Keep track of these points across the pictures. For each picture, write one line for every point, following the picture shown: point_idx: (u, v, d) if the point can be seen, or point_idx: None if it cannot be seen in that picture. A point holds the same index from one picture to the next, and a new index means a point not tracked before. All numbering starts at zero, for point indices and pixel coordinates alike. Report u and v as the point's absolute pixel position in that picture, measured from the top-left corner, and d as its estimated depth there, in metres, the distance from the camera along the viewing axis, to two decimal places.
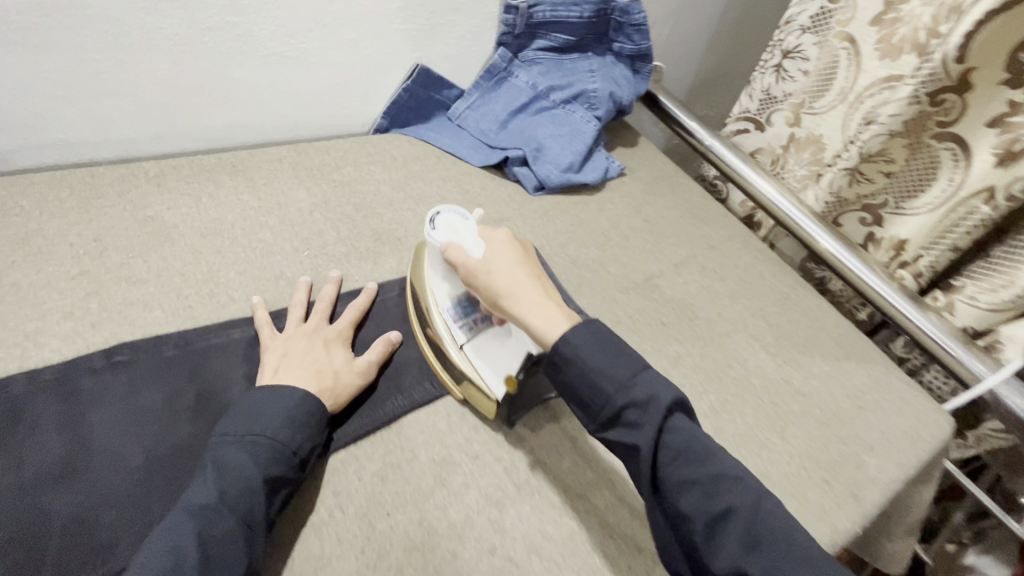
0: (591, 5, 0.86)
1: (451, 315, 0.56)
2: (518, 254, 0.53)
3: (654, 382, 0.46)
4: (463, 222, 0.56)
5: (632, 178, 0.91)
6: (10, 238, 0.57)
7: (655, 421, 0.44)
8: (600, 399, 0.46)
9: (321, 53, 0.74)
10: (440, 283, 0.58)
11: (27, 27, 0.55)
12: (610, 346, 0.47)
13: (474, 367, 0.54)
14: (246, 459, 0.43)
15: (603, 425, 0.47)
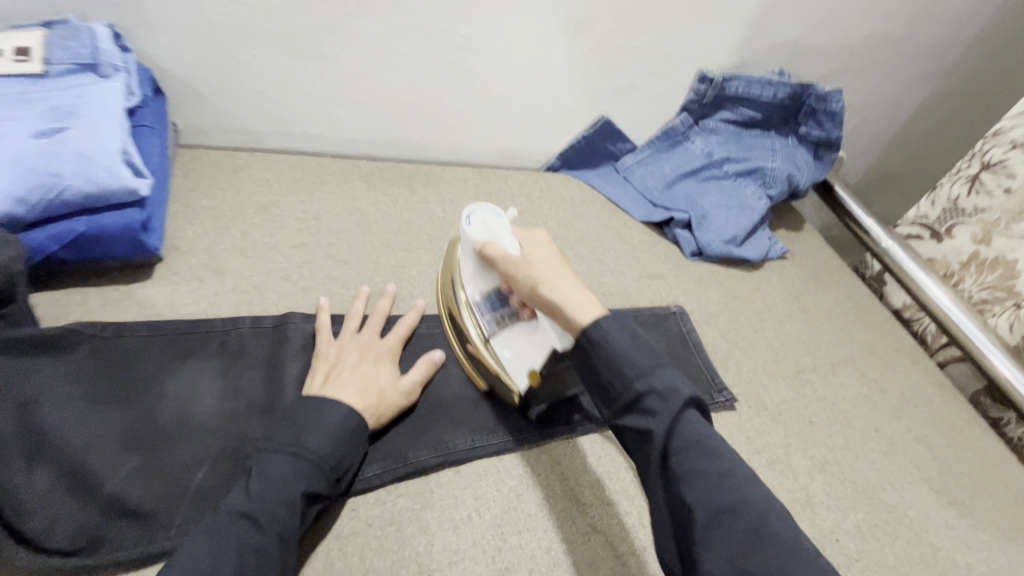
0: (788, 88, 0.86)
1: (481, 309, 0.56)
2: (551, 250, 0.51)
3: (677, 376, 0.43)
4: (498, 221, 0.55)
5: (794, 263, 0.88)
6: (254, 203, 0.69)
7: (669, 418, 0.41)
8: (617, 384, 0.43)
9: (523, 93, 0.81)
10: (470, 279, 0.57)
11: (312, 40, 0.69)
12: (640, 342, 0.44)
13: (500, 361, 0.55)
14: (289, 471, 0.42)
15: (617, 413, 0.44)
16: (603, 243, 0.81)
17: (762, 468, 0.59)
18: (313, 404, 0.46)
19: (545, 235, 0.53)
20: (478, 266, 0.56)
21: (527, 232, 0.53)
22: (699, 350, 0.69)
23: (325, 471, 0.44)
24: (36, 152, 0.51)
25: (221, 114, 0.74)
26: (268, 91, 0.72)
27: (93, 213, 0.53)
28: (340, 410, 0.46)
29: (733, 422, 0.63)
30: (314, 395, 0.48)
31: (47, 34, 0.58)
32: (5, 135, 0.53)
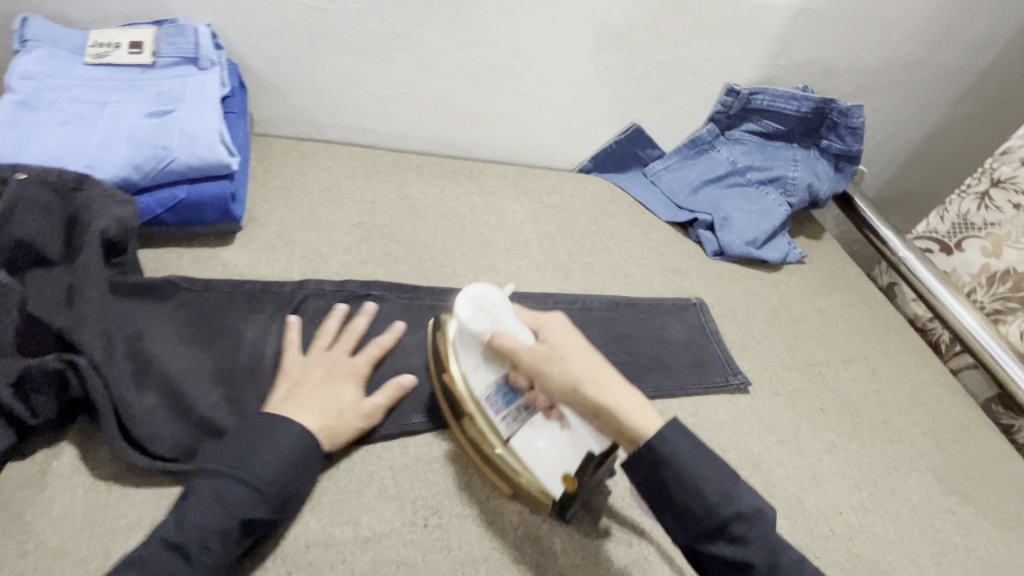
0: (811, 102, 0.91)
1: (491, 405, 0.50)
2: (570, 338, 0.49)
3: (752, 492, 0.44)
4: (500, 304, 0.52)
5: (813, 268, 0.92)
6: (319, 186, 0.77)
7: (762, 545, 0.42)
8: (704, 510, 0.43)
9: (562, 99, 0.88)
10: (473, 372, 0.51)
11: (378, 45, 0.77)
12: (716, 460, 0.44)
13: (523, 464, 0.49)
14: (221, 502, 0.43)
15: (697, 539, 0.44)
16: (631, 238, 0.87)
17: (772, 446, 0.64)
18: (263, 427, 0.47)
19: (557, 318, 0.51)
20: (482, 356, 0.51)
21: (535, 316, 0.52)
22: (717, 338, 0.74)
23: (267, 497, 0.44)
24: (151, 130, 0.61)
25: (292, 107, 0.83)
26: (335, 88, 0.81)
27: (192, 182, 0.62)
28: (296, 431, 0.47)
29: (747, 403, 0.68)
30: (271, 412, 0.49)
31: (158, 31, 0.67)
32: (125, 114, 0.63)
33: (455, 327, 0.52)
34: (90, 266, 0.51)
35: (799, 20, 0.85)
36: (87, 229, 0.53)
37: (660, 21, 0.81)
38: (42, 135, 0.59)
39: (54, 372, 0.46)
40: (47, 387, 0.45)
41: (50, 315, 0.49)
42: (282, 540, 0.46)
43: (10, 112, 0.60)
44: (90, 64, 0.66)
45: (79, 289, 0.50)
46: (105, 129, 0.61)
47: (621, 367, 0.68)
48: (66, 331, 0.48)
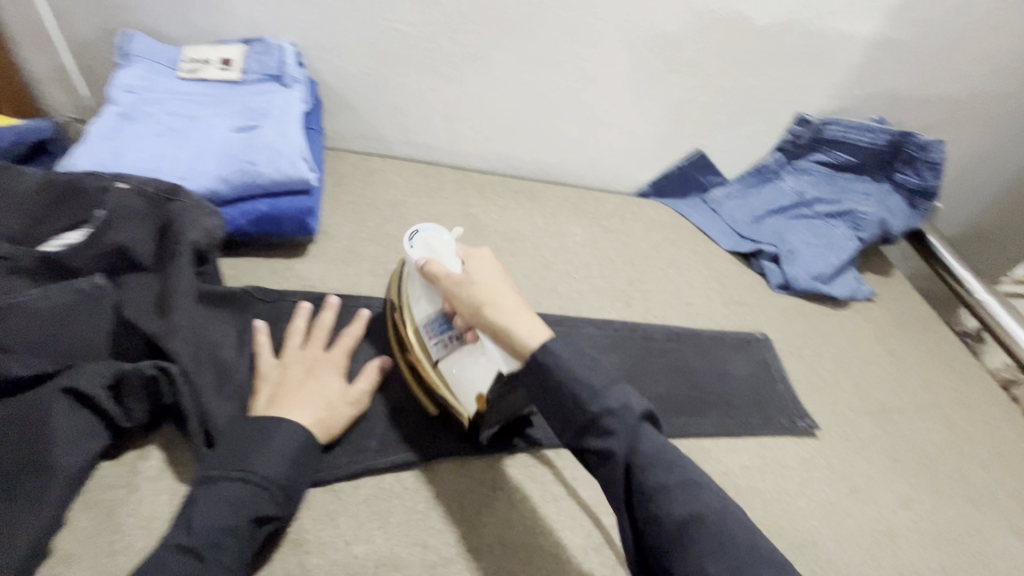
0: (886, 135, 0.87)
1: (429, 330, 0.53)
2: (492, 270, 0.51)
3: (629, 393, 0.44)
4: (441, 240, 0.55)
5: (883, 307, 0.88)
6: (387, 203, 0.79)
7: (626, 437, 0.42)
8: (573, 404, 0.43)
9: (626, 123, 0.88)
10: (417, 301, 0.55)
11: (451, 66, 0.79)
12: (588, 359, 0.45)
13: (446, 382, 0.52)
14: (231, 499, 0.42)
15: (577, 437, 0.43)
16: (692, 266, 0.85)
17: (843, 495, 0.61)
18: (258, 428, 0.46)
19: (489, 253, 0.53)
20: (426, 288, 0.55)
21: (469, 250, 0.54)
22: (783, 377, 0.71)
23: (272, 492, 0.44)
24: (239, 145, 0.64)
25: (363, 124, 0.85)
26: (406, 106, 0.83)
27: (272, 197, 0.64)
28: (290, 427, 0.47)
29: (815, 448, 0.65)
30: (260, 412, 0.48)
31: (247, 49, 0.70)
32: (215, 128, 0.66)
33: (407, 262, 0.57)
34: (183, 278, 0.53)
35: (879, 51, 0.82)
36: (180, 241, 0.55)
37: (732, 48, 0.80)
38: (139, 146, 0.63)
39: (150, 377, 0.47)
40: (141, 389, 0.47)
41: (146, 323, 0.51)
42: (352, 558, 0.46)
43: (111, 124, 0.63)
44: (183, 79, 0.69)
45: (172, 299, 0.52)
46: (197, 142, 0.64)
47: (685, 402, 0.66)
48: (159, 339, 0.50)
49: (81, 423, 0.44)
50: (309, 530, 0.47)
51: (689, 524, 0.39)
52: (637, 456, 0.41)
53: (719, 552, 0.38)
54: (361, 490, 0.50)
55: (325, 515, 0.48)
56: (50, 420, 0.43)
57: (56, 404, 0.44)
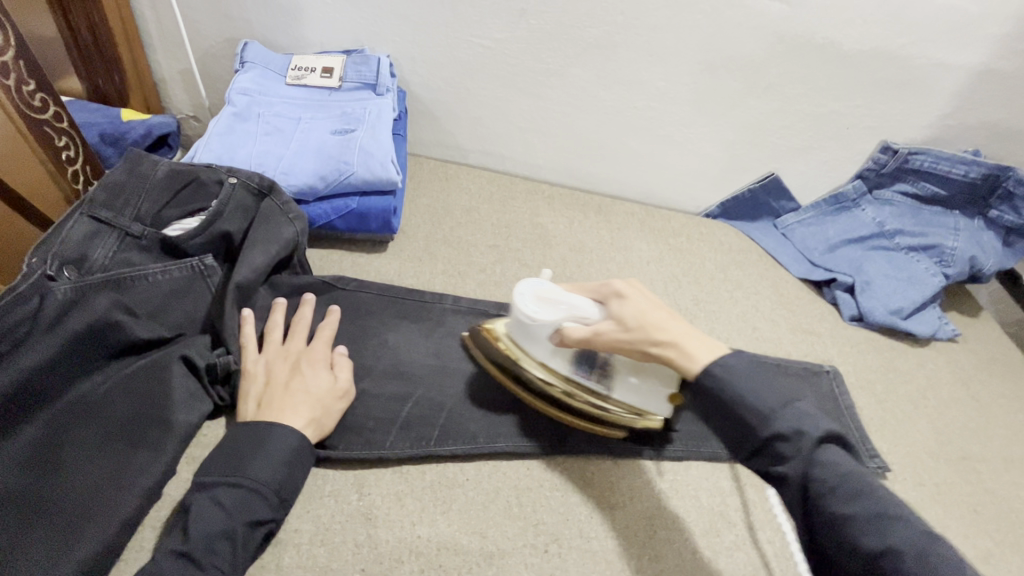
0: (982, 168, 0.83)
1: (580, 376, 0.54)
2: (636, 309, 0.48)
3: (803, 414, 0.41)
4: (548, 289, 0.52)
5: (967, 349, 0.83)
6: (461, 208, 0.83)
7: (801, 465, 0.40)
8: (742, 429, 0.42)
9: (701, 144, 0.88)
10: (552, 356, 0.54)
11: (531, 81, 0.82)
12: (756, 378, 0.43)
13: (631, 409, 0.54)
14: (222, 503, 0.42)
15: (747, 457, 0.43)
16: (760, 291, 0.83)
17: None
18: (249, 434, 0.46)
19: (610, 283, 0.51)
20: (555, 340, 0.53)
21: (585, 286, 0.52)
22: (853, 412, 0.68)
23: (268, 497, 0.44)
24: (336, 146, 0.69)
25: (443, 133, 0.90)
26: (484, 117, 0.87)
27: (363, 195, 0.69)
28: (284, 430, 0.46)
29: None
30: (251, 421, 0.47)
31: (346, 59, 0.76)
32: (315, 131, 0.72)
33: (518, 322, 0.54)
34: (253, 265, 0.58)
35: (977, 81, 0.79)
36: (264, 246, 0.59)
37: (818, 73, 0.79)
38: (250, 144, 0.70)
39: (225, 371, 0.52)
40: (223, 378, 0.52)
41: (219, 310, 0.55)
42: (416, 539, 0.48)
43: (227, 122, 0.70)
44: (289, 85, 0.76)
45: (242, 295, 0.57)
46: (298, 143, 0.70)
47: None
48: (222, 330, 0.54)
49: (191, 386, 0.50)
50: (379, 506, 0.50)
51: (888, 559, 0.36)
52: (813, 477, 0.39)
53: None
54: (426, 474, 0.52)
55: (394, 495, 0.51)
56: (167, 382, 0.49)
57: (173, 368, 0.50)
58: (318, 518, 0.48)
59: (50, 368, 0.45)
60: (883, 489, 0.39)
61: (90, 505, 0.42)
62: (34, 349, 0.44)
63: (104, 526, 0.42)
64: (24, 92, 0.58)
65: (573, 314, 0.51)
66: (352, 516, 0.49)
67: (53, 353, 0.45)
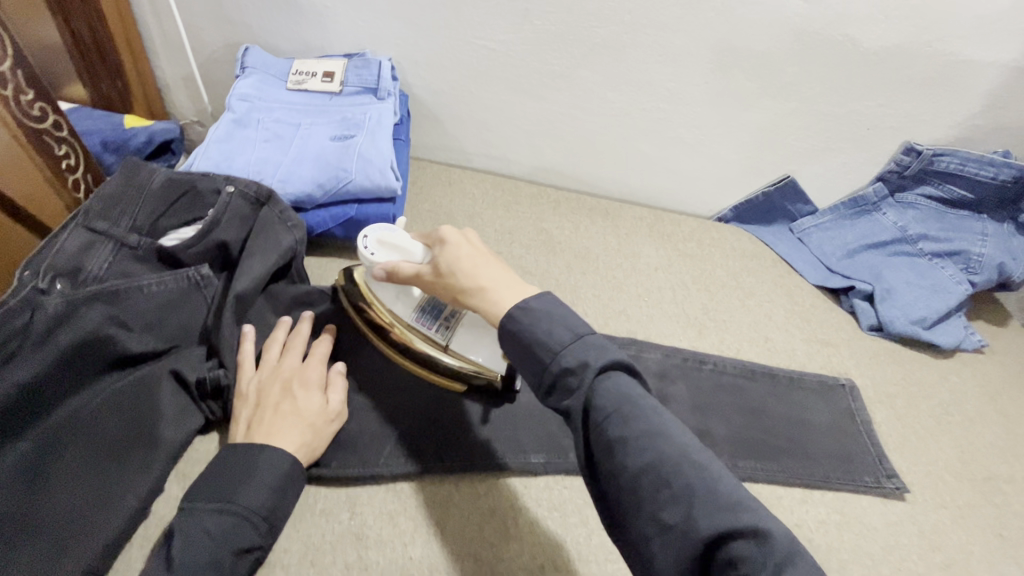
0: (1013, 170, 0.79)
1: (422, 324, 0.54)
2: (454, 254, 0.48)
3: (593, 346, 0.40)
4: (393, 234, 0.53)
5: (993, 361, 0.78)
6: (465, 214, 0.81)
7: (583, 396, 0.39)
8: (533, 365, 0.41)
9: (711, 145, 0.85)
10: (395, 300, 0.54)
11: (535, 83, 0.80)
12: (556, 315, 0.42)
13: (467, 360, 0.53)
14: (212, 532, 0.41)
15: (544, 396, 0.41)
16: (773, 299, 0.80)
17: (936, 568, 0.55)
18: (241, 458, 0.44)
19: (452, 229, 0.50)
20: (398, 286, 0.54)
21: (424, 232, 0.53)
22: (870, 429, 0.65)
23: (257, 524, 0.42)
24: (334, 153, 0.68)
25: (447, 137, 0.88)
26: (488, 120, 0.85)
27: (361, 202, 0.68)
28: (276, 454, 0.45)
29: (904, 511, 0.59)
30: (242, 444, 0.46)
31: (347, 63, 0.75)
32: (315, 137, 0.71)
33: (366, 267, 0.55)
34: (248, 275, 0.56)
35: (1008, 78, 0.74)
36: (264, 255, 0.58)
37: (837, 71, 0.75)
38: (248, 151, 0.69)
39: (218, 385, 0.51)
40: (214, 392, 0.51)
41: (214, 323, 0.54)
42: (408, 561, 0.47)
43: (226, 129, 0.70)
44: (289, 90, 0.75)
45: (239, 308, 0.55)
46: (297, 149, 0.69)
47: (756, 442, 0.61)
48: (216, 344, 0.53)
49: (182, 401, 0.50)
50: (370, 526, 0.48)
51: (649, 475, 0.36)
52: (591, 405, 0.39)
53: (677, 500, 0.35)
54: (421, 493, 0.51)
55: (388, 514, 0.49)
56: (157, 397, 0.48)
57: (163, 384, 0.49)
58: (308, 537, 0.47)
59: (38, 384, 0.44)
60: (656, 410, 0.39)
61: (76, 523, 0.42)
62: (23, 367, 0.44)
63: (91, 544, 0.41)
64: (23, 103, 0.58)
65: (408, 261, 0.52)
66: (343, 536, 0.47)
67: (40, 369, 0.44)
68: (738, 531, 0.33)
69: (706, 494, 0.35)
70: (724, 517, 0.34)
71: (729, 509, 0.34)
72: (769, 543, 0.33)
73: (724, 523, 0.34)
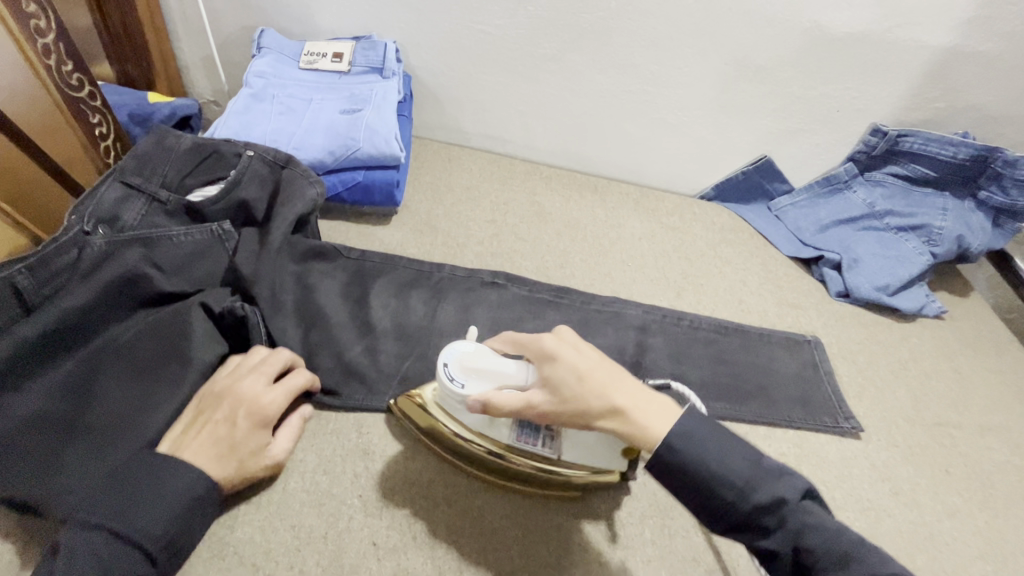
0: (971, 149, 0.85)
1: (527, 441, 0.50)
2: (574, 373, 0.46)
3: (775, 477, 0.43)
4: (474, 357, 0.50)
5: (953, 324, 0.85)
6: (463, 186, 0.88)
7: (789, 536, 0.42)
8: (720, 504, 0.43)
9: (694, 127, 0.91)
10: (490, 427, 0.51)
11: (529, 65, 0.86)
12: (723, 446, 0.44)
13: (580, 463, 0.51)
14: (98, 555, 0.39)
15: (729, 529, 0.44)
16: (749, 267, 0.86)
17: (884, 495, 0.62)
18: (152, 473, 0.43)
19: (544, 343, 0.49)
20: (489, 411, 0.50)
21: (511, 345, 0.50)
22: (831, 378, 0.71)
23: (152, 554, 0.41)
24: (344, 124, 0.74)
25: (447, 116, 0.94)
26: (485, 101, 0.91)
27: (368, 169, 0.74)
28: (186, 478, 0.43)
29: (858, 448, 0.65)
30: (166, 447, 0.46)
31: (355, 44, 0.81)
32: (325, 111, 0.77)
33: (447, 399, 0.50)
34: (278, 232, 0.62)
35: (965, 63, 0.81)
36: (290, 207, 0.64)
37: (807, 56, 0.82)
38: (265, 122, 0.75)
39: (240, 316, 0.56)
40: (235, 322, 0.56)
41: (245, 265, 0.60)
42: (411, 472, 0.54)
43: (245, 102, 0.76)
44: (302, 69, 0.81)
45: (267, 250, 0.61)
46: (310, 121, 0.75)
47: (726, 387, 0.68)
48: (247, 282, 0.59)
49: (209, 330, 0.55)
50: (376, 444, 0.55)
51: None
52: (796, 540, 0.42)
53: None
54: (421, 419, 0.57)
55: (391, 435, 0.56)
56: (189, 325, 0.54)
57: (193, 314, 0.55)
58: (321, 451, 0.54)
59: (88, 310, 0.51)
60: (860, 537, 0.42)
61: (119, 426, 0.47)
62: (75, 295, 0.51)
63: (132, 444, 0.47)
64: (64, 73, 0.64)
65: (504, 383, 0.48)
66: (351, 451, 0.55)
67: (89, 299, 0.51)
68: None
69: None
70: None
71: None
72: None
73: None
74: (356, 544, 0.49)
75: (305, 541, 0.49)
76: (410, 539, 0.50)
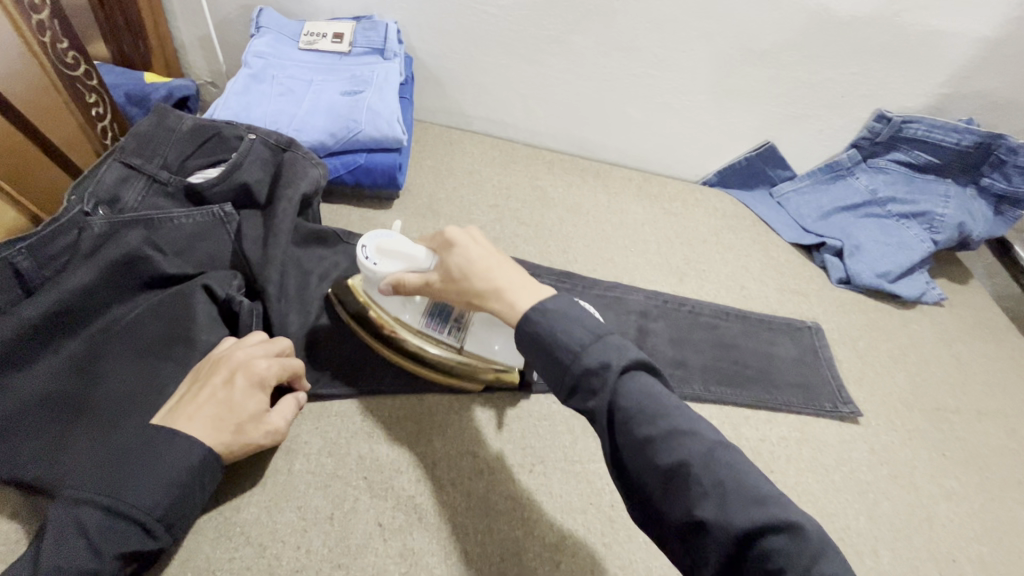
0: (975, 136, 0.84)
1: (433, 328, 0.55)
2: (463, 254, 0.47)
3: (614, 346, 0.41)
4: (391, 239, 0.53)
5: (952, 312, 0.85)
6: (465, 170, 0.87)
7: (608, 397, 0.39)
8: (555, 366, 0.41)
9: (696, 111, 0.91)
10: (403, 308, 0.55)
11: (531, 47, 0.85)
12: (573, 315, 0.42)
13: (483, 358, 0.55)
14: (92, 531, 0.39)
15: (568, 396, 0.41)
16: (750, 254, 0.86)
17: (883, 478, 0.62)
18: (150, 448, 0.43)
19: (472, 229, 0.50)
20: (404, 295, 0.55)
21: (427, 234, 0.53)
22: (831, 364, 0.72)
23: (148, 526, 0.41)
24: (346, 106, 0.74)
25: (448, 100, 0.93)
26: (487, 84, 0.90)
27: (370, 152, 0.74)
28: (186, 449, 0.43)
29: (857, 432, 0.66)
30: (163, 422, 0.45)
31: (356, 25, 0.79)
32: (326, 92, 0.76)
33: (365, 275, 0.55)
34: (283, 215, 0.61)
35: (973, 49, 0.80)
36: (292, 186, 0.63)
37: (813, 40, 0.81)
38: (266, 103, 0.74)
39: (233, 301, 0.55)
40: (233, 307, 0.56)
41: (251, 249, 0.60)
42: (415, 455, 0.54)
43: (245, 83, 0.75)
44: (302, 49, 0.80)
45: (270, 233, 0.60)
46: (311, 103, 0.75)
47: (727, 371, 0.68)
48: (253, 267, 0.59)
49: (212, 312, 0.55)
50: (381, 427, 0.56)
51: (679, 473, 0.37)
52: (613, 396, 0.39)
53: (708, 497, 0.36)
54: (425, 403, 0.58)
55: (396, 418, 0.57)
56: (192, 308, 0.53)
57: (196, 296, 0.54)
58: (326, 433, 0.55)
59: (89, 292, 0.50)
60: (678, 403, 0.40)
61: (121, 408, 0.47)
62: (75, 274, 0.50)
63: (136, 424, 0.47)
64: (60, 51, 0.63)
65: (411, 268, 0.52)
66: (356, 434, 0.55)
67: (93, 278, 0.51)
68: (776, 526, 0.35)
69: (748, 493, 0.36)
70: (758, 510, 0.35)
71: (761, 504, 0.35)
72: (802, 538, 0.35)
73: (761, 515, 0.35)
74: (362, 524, 0.49)
75: (312, 522, 0.49)
76: (415, 519, 0.50)
